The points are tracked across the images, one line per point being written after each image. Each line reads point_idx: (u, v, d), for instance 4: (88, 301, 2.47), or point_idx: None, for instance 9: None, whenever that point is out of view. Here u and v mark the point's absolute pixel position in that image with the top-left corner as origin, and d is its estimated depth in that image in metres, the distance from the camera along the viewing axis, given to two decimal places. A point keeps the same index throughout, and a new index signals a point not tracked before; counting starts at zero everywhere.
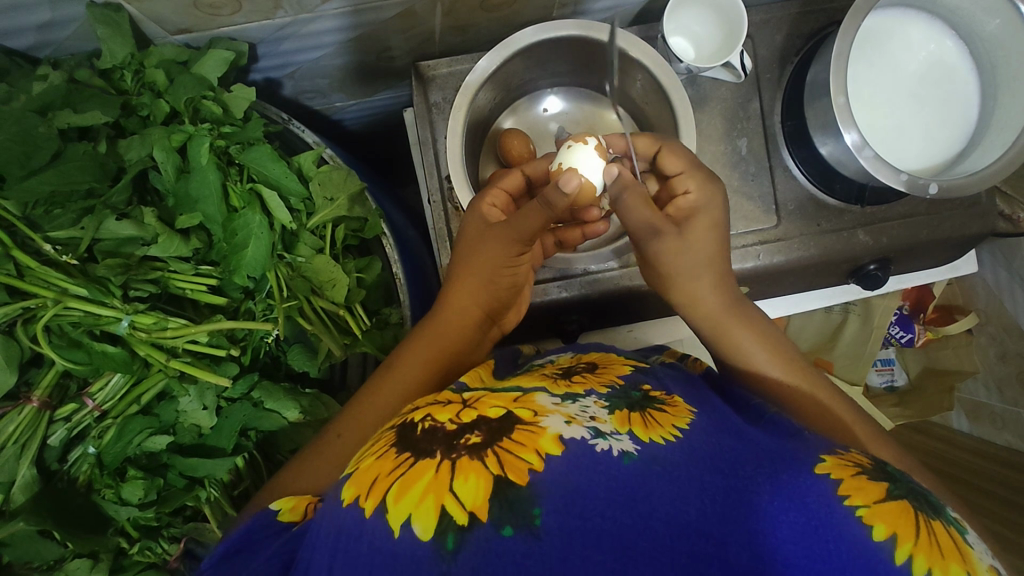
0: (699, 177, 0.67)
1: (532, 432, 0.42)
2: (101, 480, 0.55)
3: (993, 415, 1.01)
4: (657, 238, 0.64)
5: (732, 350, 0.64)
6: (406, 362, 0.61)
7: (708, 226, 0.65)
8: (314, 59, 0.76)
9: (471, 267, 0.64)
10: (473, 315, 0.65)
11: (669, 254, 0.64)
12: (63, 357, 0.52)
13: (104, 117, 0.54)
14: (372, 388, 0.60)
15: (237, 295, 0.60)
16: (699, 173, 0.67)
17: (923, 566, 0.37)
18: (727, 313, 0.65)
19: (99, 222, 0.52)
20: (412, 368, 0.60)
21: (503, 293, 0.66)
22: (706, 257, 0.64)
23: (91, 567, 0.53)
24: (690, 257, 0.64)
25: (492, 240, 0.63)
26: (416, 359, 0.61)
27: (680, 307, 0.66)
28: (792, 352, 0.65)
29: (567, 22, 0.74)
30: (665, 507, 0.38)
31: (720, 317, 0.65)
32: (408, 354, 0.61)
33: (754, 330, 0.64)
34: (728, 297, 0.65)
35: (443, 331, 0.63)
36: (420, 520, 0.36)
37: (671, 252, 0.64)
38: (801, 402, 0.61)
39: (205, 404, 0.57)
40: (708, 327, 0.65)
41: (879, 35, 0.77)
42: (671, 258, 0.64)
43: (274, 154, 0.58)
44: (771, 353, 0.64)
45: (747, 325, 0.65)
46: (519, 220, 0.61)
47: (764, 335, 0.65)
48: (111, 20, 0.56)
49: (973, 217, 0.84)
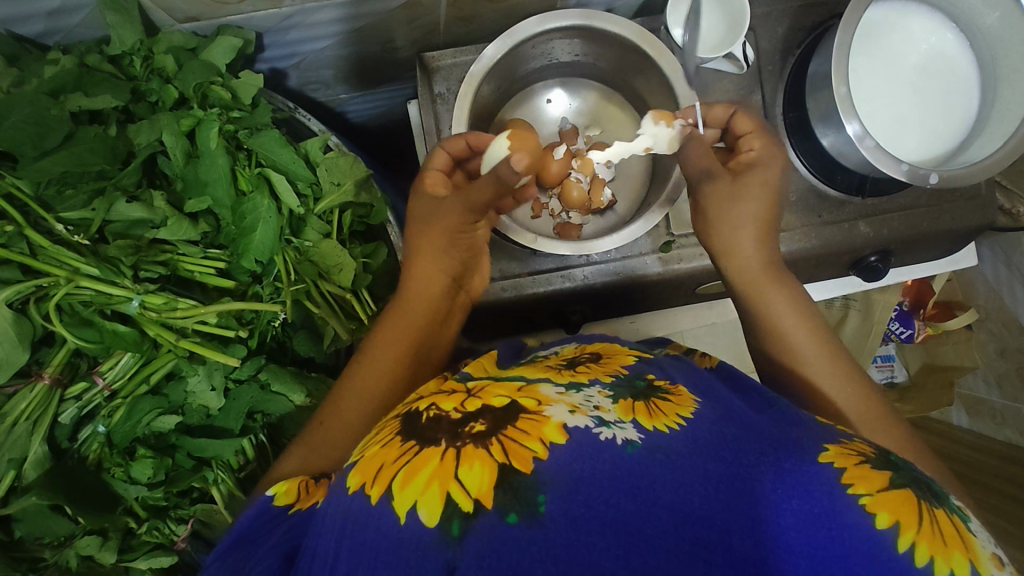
0: (765, 140, 0.67)
1: (536, 420, 0.42)
2: (111, 458, 0.55)
3: (992, 410, 1.02)
4: (707, 181, 0.66)
5: (762, 311, 0.64)
6: (378, 345, 0.61)
7: (762, 183, 0.65)
8: (319, 49, 0.77)
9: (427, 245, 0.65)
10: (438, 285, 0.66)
11: (717, 196, 0.66)
12: (74, 335, 0.52)
13: (115, 101, 0.55)
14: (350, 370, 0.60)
15: (245, 278, 0.61)
16: (767, 137, 0.67)
17: (926, 553, 0.38)
18: (769, 271, 0.65)
19: (109, 204, 0.53)
20: (385, 355, 0.61)
21: (462, 256, 0.67)
22: (755, 212, 0.65)
23: (100, 544, 0.54)
24: (738, 208, 0.65)
25: (438, 210, 0.64)
26: (386, 347, 0.61)
27: (721, 259, 0.68)
28: (823, 328, 0.64)
29: (571, 12, 0.74)
30: (669, 495, 0.39)
31: (761, 275, 0.65)
32: (381, 337, 0.62)
33: (790, 294, 0.64)
34: (773, 258, 0.66)
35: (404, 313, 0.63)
36: (425, 506, 0.38)
37: (719, 198, 0.66)
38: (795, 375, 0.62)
39: (213, 385, 0.58)
40: (743, 284, 0.66)
41: (880, 28, 0.78)
42: (722, 205, 0.66)
43: (282, 139, 0.59)
44: (802, 325, 0.63)
45: (789, 291, 0.65)
46: (473, 190, 0.61)
47: (798, 303, 0.64)
48: (120, 7, 0.57)
49: (974, 208, 0.85)
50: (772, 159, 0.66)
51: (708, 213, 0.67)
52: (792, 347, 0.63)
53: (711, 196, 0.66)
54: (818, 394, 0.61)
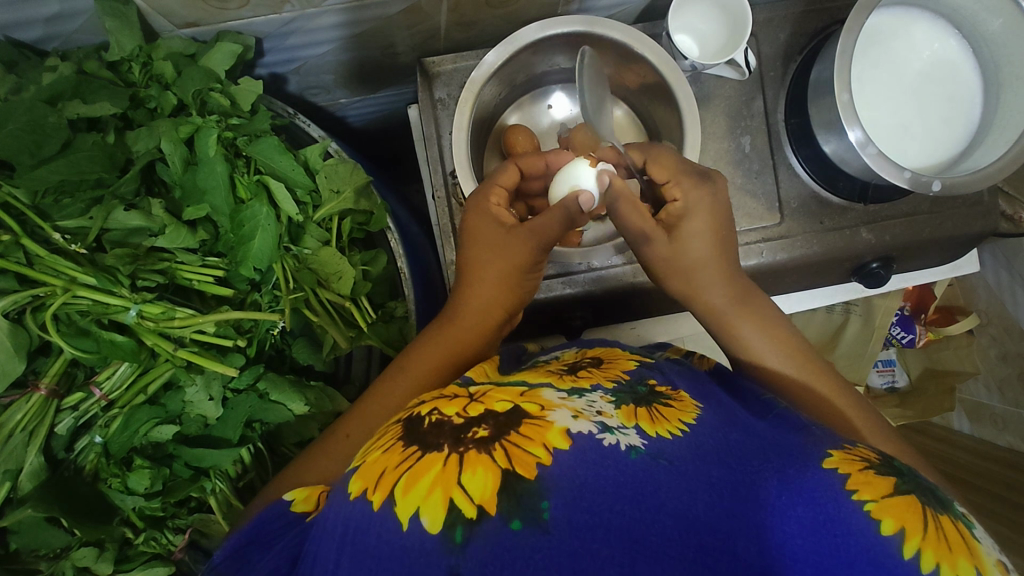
0: (690, 179, 0.64)
1: (539, 426, 0.42)
2: (108, 469, 0.55)
3: (993, 416, 1.02)
4: (645, 243, 0.64)
5: (737, 341, 0.64)
6: (415, 358, 0.61)
7: (701, 229, 0.63)
8: (319, 55, 0.77)
9: (478, 275, 0.65)
10: (495, 313, 0.65)
11: (659, 256, 0.64)
12: (72, 345, 0.52)
13: (113, 108, 0.55)
14: (377, 387, 0.60)
15: (244, 286, 0.61)
16: (690, 174, 0.64)
17: (932, 560, 0.37)
18: (737, 306, 0.64)
19: (107, 212, 0.52)
20: (424, 368, 0.60)
21: (523, 292, 0.67)
22: (701, 260, 0.63)
23: (97, 556, 0.54)
24: (685, 262, 0.63)
25: (505, 245, 0.64)
26: (424, 359, 0.61)
27: (688, 302, 0.66)
28: (797, 339, 0.64)
29: (572, 17, 0.74)
30: (674, 501, 0.38)
31: (729, 312, 0.64)
32: (418, 354, 0.62)
33: (759, 320, 0.64)
34: (738, 291, 0.64)
35: (456, 332, 0.63)
36: (428, 512, 0.37)
37: (661, 257, 0.64)
38: (784, 390, 0.61)
39: (211, 395, 0.57)
40: (712, 321, 0.65)
41: (883, 34, 0.78)
42: (663, 262, 0.64)
43: (280, 146, 0.59)
44: (779, 349, 0.63)
45: (758, 320, 0.64)
46: (540, 229, 0.62)
47: (769, 324, 0.64)
48: (119, 13, 0.56)
49: (976, 214, 0.84)
50: (705, 197, 0.63)
51: (653, 266, 0.66)
52: (768, 370, 0.63)
53: (653, 256, 0.65)
54: (823, 402, 0.61)
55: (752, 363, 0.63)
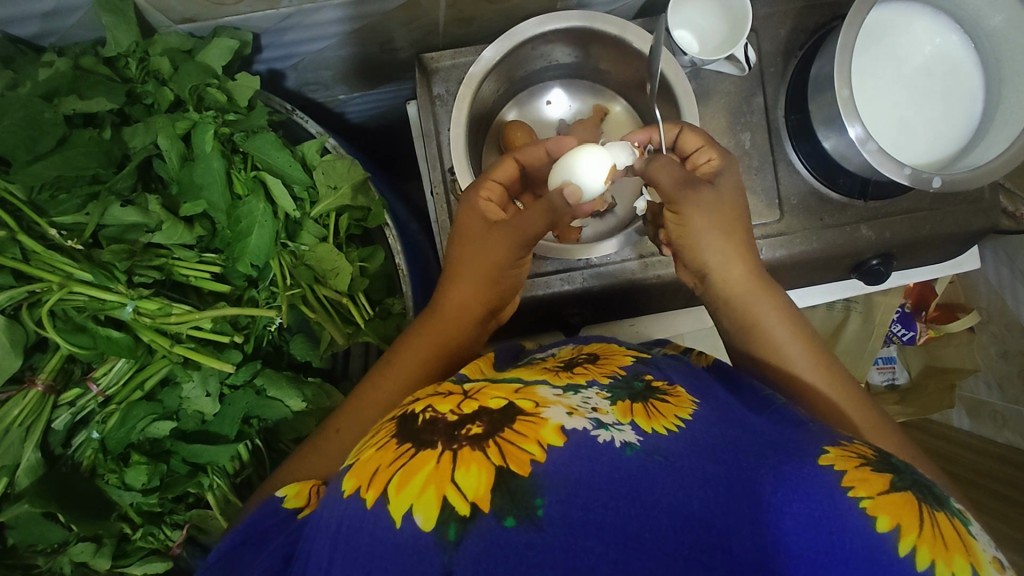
0: (720, 151, 0.67)
1: (533, 423, 0.42)
2: (104, 464, 0.55)
3: (993, 413, 1.02)
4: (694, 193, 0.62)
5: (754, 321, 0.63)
6: (408, 349, 0.62)
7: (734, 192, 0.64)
8: (317, 50, 0.76)
9: (466, 269, 0.64)
10: (479, 309, 0.65)
11: (704, 207, 0.62)
12: (68, 341, 0.52)
13: (109, 104, 0.55)
14: (375, 377, 0.60)
15: (240, 283, 0.61)
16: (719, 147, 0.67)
17: (927, 557, 0.37)
18: (754, 284, 0.64)
19: (104, 208, 0.52)
20: (413, 359, 0.61)
21: (506, 289, 0.67)
22: (733, 223, 0.63)
23: (94, 551, 0.54)
24: (717, 225, 0.62)
25: (489, 239, 0.63)
26: (412, 350, 0.61)
27: (711, 272, 0.64)
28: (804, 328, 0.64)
29: (572, 13, 0.74)
30: (668, 498, 0.38)
31: (748, 289, 0.64)
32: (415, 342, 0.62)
33: (776, 303, 0.64)
34: (756, 269, 0.65)
35: (442, 325, 0.63)
36: (421, 510, 0.37)
37: (708, 209, 0.62)
38: (789, 382, 0.61)
39: (208, 391, 0.57)
40: (732, 296, 0.64)
41: (885, 29, 0.77)
42: (706, 217, 0.62)
43: (277, 142, 0.59)
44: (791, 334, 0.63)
45: (774, 301, 0.64)
46: (521, 223, 0.61)
47: (782, 307, 0.64)
48: (117, 9, 0.56)
49: (977, 211, 0.84)
50: (732, 167, 0.66)
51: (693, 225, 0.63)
52: (782, 354, 0.62)
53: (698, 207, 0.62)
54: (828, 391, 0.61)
55: (764, 343, 0.63)
